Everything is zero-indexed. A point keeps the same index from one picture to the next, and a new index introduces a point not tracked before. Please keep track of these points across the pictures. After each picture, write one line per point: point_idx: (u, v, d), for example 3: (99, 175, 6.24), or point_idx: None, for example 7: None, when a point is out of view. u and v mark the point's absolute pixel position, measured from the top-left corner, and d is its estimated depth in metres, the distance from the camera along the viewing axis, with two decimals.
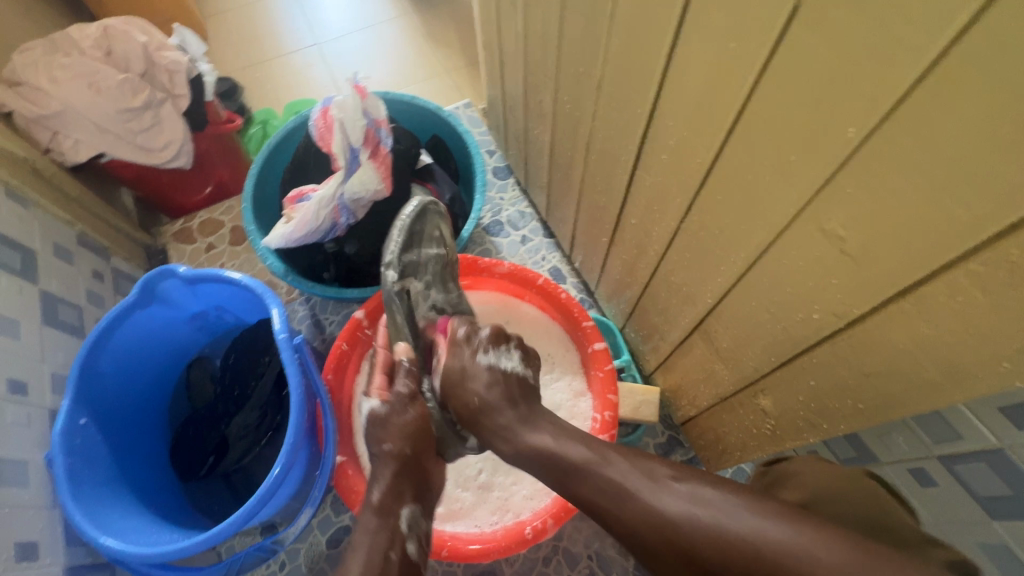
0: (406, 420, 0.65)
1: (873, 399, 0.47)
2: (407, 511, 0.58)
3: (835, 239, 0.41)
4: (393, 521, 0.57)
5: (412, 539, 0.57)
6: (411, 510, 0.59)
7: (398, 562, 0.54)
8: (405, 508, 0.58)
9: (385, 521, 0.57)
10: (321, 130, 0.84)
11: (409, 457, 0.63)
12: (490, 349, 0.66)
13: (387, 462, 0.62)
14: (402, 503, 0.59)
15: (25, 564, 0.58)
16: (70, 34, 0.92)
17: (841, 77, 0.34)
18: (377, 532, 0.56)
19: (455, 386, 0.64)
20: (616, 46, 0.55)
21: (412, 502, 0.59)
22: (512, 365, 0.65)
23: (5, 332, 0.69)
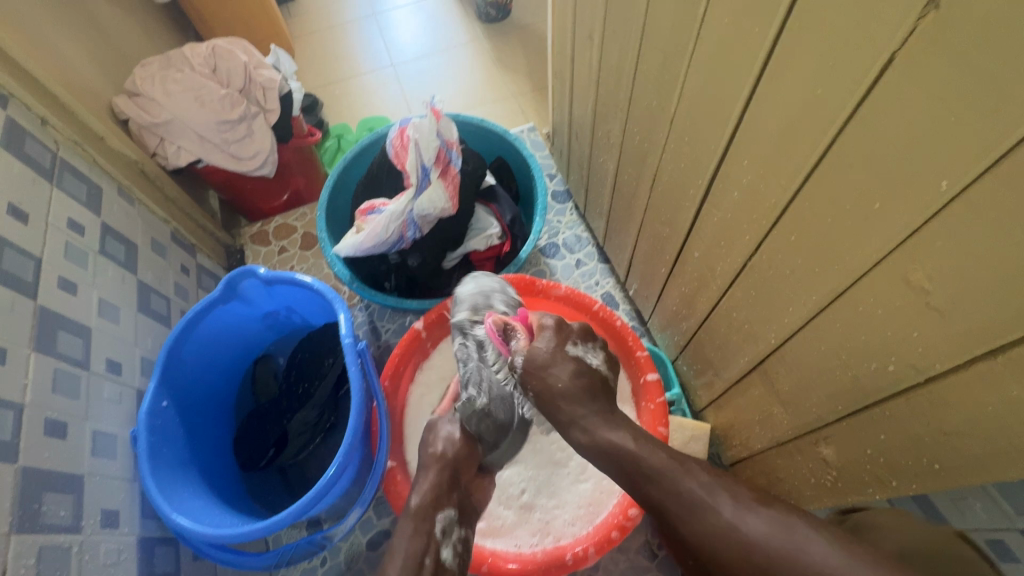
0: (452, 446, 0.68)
1: (952, 461, 0.44)
2: (441, 517, 0.61)
3: (919, 291, 0.40)
4: (427, 528, 0.60)
5: (447, 547, 0.60)
6: (446, 517, 0.62)
7: (432, 567, 0.58)
8: (439, 513, 0.62)
9: (422, 526, 0.60)
10: (398, 148, 0.91)
11: (462, 469, 0.67)
12: (580, 343, 0.68)
13: (431, 466, 0.66)
14: (442, 506, 0.62)
15: (107, 529, 0.63)
16: (183, 53, 1.02)
17: (937, 129, 0.34)
18: (413, 539, 0.59)
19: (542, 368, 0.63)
20: (693, 83, 0.56)
21: (448, 507, 0.63)
22: (596, 361, 0.68)
23: (107, 316, 0.76)
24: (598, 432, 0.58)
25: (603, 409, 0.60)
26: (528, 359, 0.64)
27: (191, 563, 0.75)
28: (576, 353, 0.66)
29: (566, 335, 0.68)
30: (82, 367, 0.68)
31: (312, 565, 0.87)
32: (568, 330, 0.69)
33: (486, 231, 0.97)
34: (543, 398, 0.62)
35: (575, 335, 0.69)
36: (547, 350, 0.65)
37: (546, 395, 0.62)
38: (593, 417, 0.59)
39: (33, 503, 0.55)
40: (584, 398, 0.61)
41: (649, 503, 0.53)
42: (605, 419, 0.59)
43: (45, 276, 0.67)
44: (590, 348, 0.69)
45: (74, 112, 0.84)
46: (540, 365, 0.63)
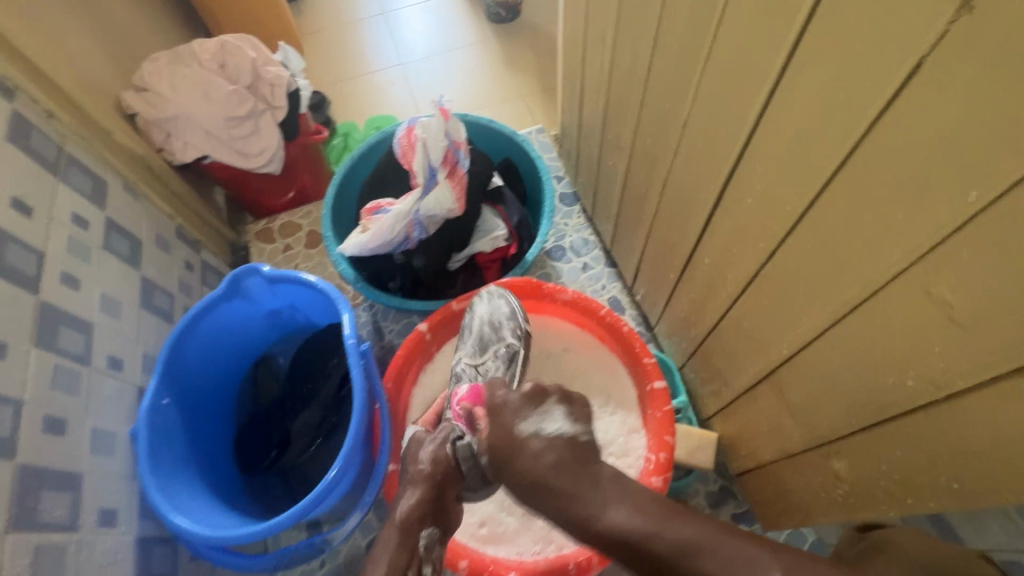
0: (436, 464, 0.63)
1: (972, 481, 0.43)
2: (425, 534, 0.62)
3: (942, 305, 0.39)
4: (412, 542, 0.61)
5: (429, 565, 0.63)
6: (430, 535, 0.63)
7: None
8: (423, 531, 0.62)
9: (404, 542, 0.61)
10: (405, 148, 0.90)
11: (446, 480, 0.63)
12: (530, 414, 0.62)
13: (416, 482, 0.64)
14: (421, 530, 0.62)
15: (104, 529, 0.63)
16: (192, 48, 1.01)
17: (966, 138, 0.32)
18: (397, 552, 0.61)
19: (507, 460, 0.58)
20: (709, 87, 0.55)
21: (432, 525, 0.63)
22: (557, 426, 0.61)
23: (109, 311, 0.75)
24: (599, 517, 0.53)
25: (587, 485, 0.56)
26: (493, 447, 0.60)
27: (189, 563, 0.74)
28: (531, 432, 0.60)
29: (511, 412, 0.62)
30: (83, 363, 0.67)
31: (311, 568, 0.86)
32: (511, 407, 0.62)
33: (493, 233, 0.96)
34: (525, 486, 0.57)
35: (519, 409, 0.62)
36: (501, 436, 0.60)
37: (526, 476, 0.57)
38: (586, 505, 0.54)
39: (30, 500, 0.54)
40: (554, 478, 0.56)
41: (627, 550, 0.51)
42: (596, 498, 0.54)
43: (48, 270, 0.67)
44: (544, 413, 0.62)
45: (80, 105, 0.83)
46: (506, 453, 0.59)
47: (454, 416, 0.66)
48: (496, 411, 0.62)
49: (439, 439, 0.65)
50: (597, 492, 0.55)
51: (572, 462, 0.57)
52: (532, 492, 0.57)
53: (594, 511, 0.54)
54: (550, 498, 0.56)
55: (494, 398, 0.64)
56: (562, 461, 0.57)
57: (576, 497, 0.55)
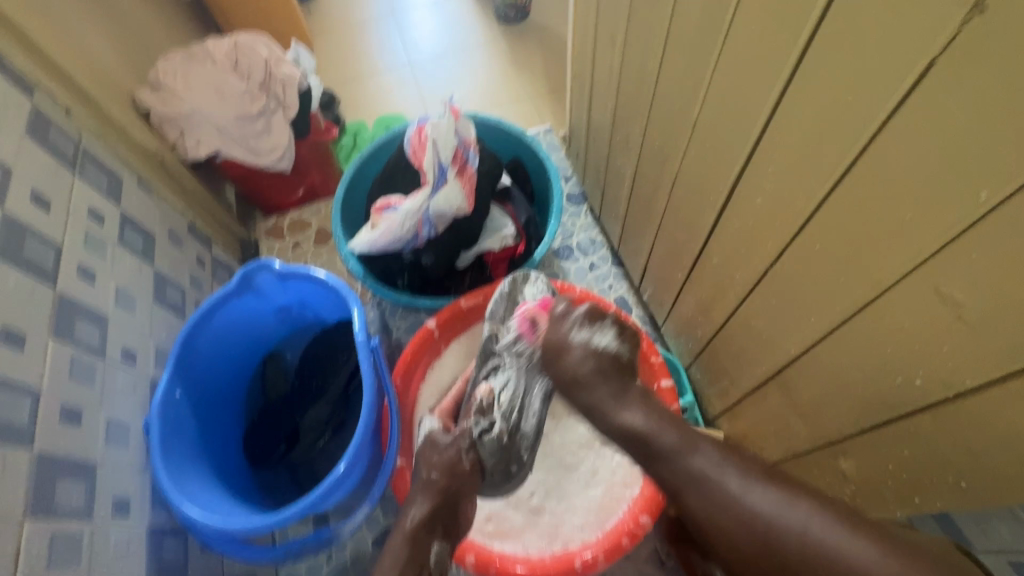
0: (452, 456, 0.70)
1: (981, 480, 0.43)
2: (436, 548, 0.64)
3: (951, 305, 0.39)
4: (423, 556, 0.62)
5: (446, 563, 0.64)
6: (440, 547, 0.64)
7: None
8: (434, 544, 0.64)
9: (416, 553, 0.62)
10: (415, 146, 0.91)
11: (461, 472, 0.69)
12: (585, 325, 0.70)
13: (428, 491, 0.67)
14: (428, 543, 0.63)
15: (118, 518, 0.64)
16: (205, 46, 1.03)
17: (977, 140, 0.33)
18: (408, 565, 0.62)
19: (550, 358, 0.70)
20: (718, 87, 0.55)
21: (442, 539, 0.65)
22: (605, 340, 0.69)
23: (123, 305, 0.76)
24: (612, 416, 0.63)
25: (615, 389, 0.65)
26: (548, 343, 0.71)
27: (199, 554, 0.75)
28: (582, 339, 0.68)
29: (569, 322, 0.71)
30: (98, 355, 0.68)
31: (317, 562, 0.87)
32: (572, 316, 0.71)
33: (501, 231, 0.97)
34: (562, 378, 0.69)
35: (578, 320, 0.70)
36: (557, 333, 0.71)
37: (565, 373, 0.68)
38: (604, 399, 0.64)
39: (48, 489, 0.56)
40: (589, 378, 0.66)
41: (636, 442, 0.61)
42: (615, 397, 0.64)
43: (65, 264, 0.68)
44: (597, 327, 0.69)
45: (96, 102, 0.84)
46: (554, 350, 0.70)
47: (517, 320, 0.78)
48: (558, 317, 0.71)
49: (453, 445, 0.71)
50: (620, 398, 0.64)
51: (610, 370, 0.66)
52: (571, 387, 0.67)
53: (611, 406, 0.64)
54: (582, 392, 0.66)
55: (558, 309, 0.72)
56: (602, 367, 0.66)
57: (600, 403, 0.64)
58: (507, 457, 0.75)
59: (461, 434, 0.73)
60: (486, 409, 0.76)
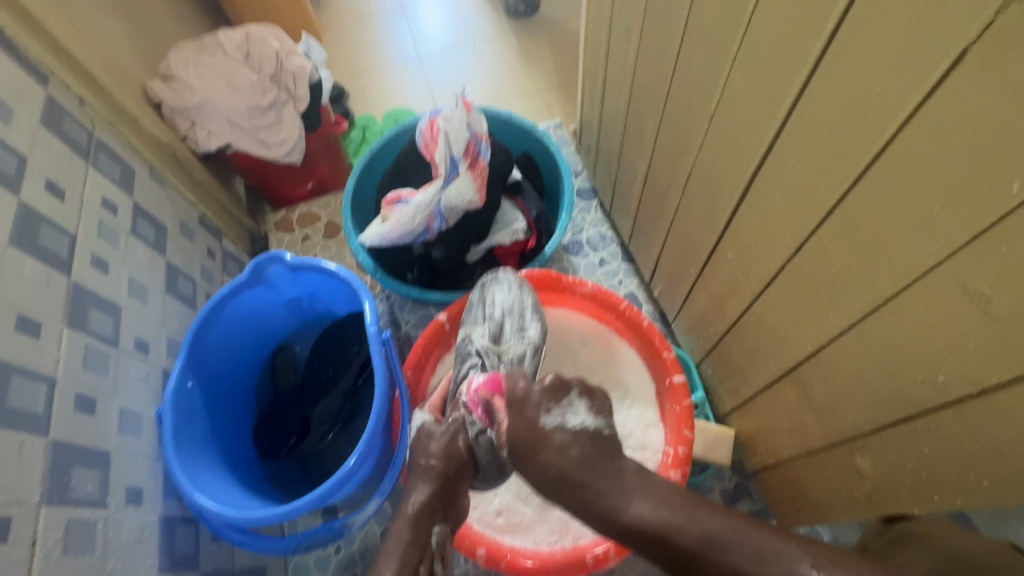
0: (444, 443, 0.67)
1: (1003, 478, 0.43)
2: (436, 529, 0.62)
3: (977, 299, 0.38)
4: (425, 539, 0.60)
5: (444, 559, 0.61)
6: (440, 531, 0.62)
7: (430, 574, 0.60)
8: (434, 527, 0.62)
9: (417, 538, 0.60)
10: (426, 139, 0.90)
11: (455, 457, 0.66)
12: (553, 407, 0.57)
13: (427, 475, 0.64)
14: (429, 527, 0.61)
15: (131, 507, 0.64)
16: (217, 38, 1.03)
17: (1009, 130, 0.32)
18: (409, 549, 0.59)
19: (523, 459, 0.54)
20: (738, 80, 0.54)
21: (442, 520, 0.63)
22: (580, 420, 0.57)
23: (136, 296, 0.77)
24: (620, 514, 0.48)
25: (609, 471, 0.51)
26: (515, 439, 0.55)
27: (210, 545, 0.75)
28: (554, 425, 0.55)
29: (533, 406, 0.57)
30: (111, 345, 0.68)
31: (326, 554, 0.87)
32: (533, 399, 0.57)
33: (512, 226, 0.96)
34: (541, 484, 0.53)
35: (542, 401, 0.57)
36: (523, 425, 0.55)
37: (548, 470, 0.52)
38: (591, 456, 0.52)
39: (62, 477, 0.56)
40: (578, 472, 0.51)
41: (655, 544, 0.47)
42: (619, 490, 0.49)
43: (78, 253, 0.68)
44: (566, 407, 0.57)
45: (109, 92, 0.84)
46: (528, 447, 0.54)
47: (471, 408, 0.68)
48: (517, 403, 0.57)
49: (448, 433, 0.68)
50: (614, 441, 0.55)
51: (593, 457, 0.52)
52: (555, 486, 0.52)
53: (620, 476, 0.51)
54: (572, 492, 0.51)
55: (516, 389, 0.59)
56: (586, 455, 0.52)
57: (600, 493, 0.49)
58: (503, 453, 0.73)
59: (455, 422, 0.69)
60: (480, 402, 0.73)
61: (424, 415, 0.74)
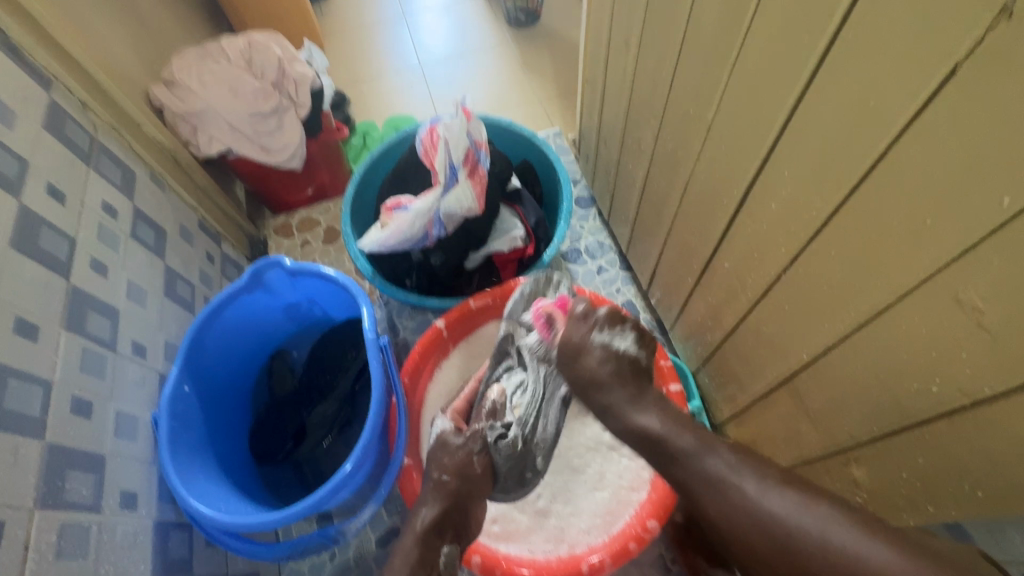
0: (460, 458, 0.69)
1: (997, 489, 0.43)
2: (446, 549, 0.63)
3: (971, 310, 0.39)
4: (433, 558, 0.62)
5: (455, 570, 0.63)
6: (450, 550, 0.63)
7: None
8: (444, 546, 0.63)
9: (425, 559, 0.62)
10: (427, 145, 0.91)
11: (468, 472, 0.68)
12: (605, 329, 0.69)
13: (437, 493, 0.66)
14: (438, 545, 0.63)
15: (125, 511, 0.63)
16: (220, 45, 1.04)
17: (999, 145, 0.33)
18: (415, 567, 0.61)
19: (570, 359, 0.69)
20: (735, 91, 0.55)
21: (452, 540, 0.64)
22: (624, 345, 0.69)
23: (134, 299, 0.77)
24: (633, 419, 0.63)
25: (631, 392, 0.65)
26: (565, 343, 0.70)
27: (204, 550, 0.74)
28: (601, 342, 0.68)
29: (591, 324, 0.69)
30: (109, 348, 0.68)
31: (320, 560, 0.87)
32: (594, 318, 0.70)
33: (511, 232, 0.97)
34: (578, 382, 0.68)
35: (601, 322, 0.69)
36: (578, 336, 0.69)
37: (584, 377, 0.68)
38: (621, 403, 0.65)
39: (56, 480, 0.56)
40: (608, 379, 0.66)
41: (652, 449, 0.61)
42: (632, 402, 0.64)
43: (77, 256, 0.68)
44: (616, 332, 0.69)
45: (111, 96, 0.85)
46: (575, 350, 0.69)
47: (535, 321, 0.76)
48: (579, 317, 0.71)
49: (464, 447, 0.70)
50: (636, 402, 0.64)
51: (632, 368, 0.67)
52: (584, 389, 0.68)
53: (628, 409, 0.64)
54: (597, 395, 0.66)
55: (577, 310, 0.71)
56: (621, 368, 0.67)
57: (614, 403, 0.65)
58: (521, 462, 0.74)
59: (473, 436, 0.71)
60: (498, 412, 0.75)
61: (445, 421, 0.74)
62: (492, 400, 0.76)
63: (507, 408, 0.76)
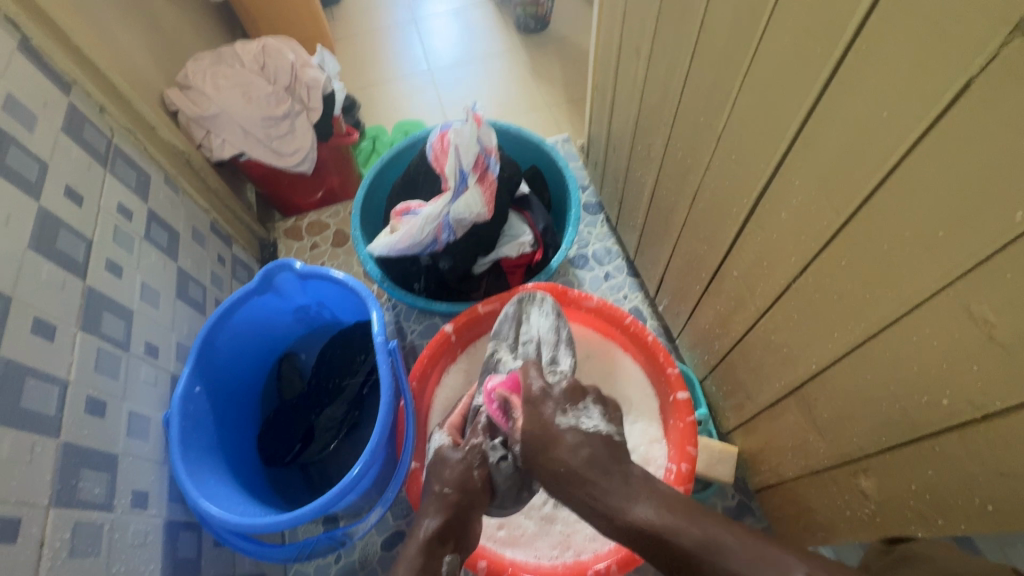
0: (459, 470, 0.68)
1: (1006, 503, 0.43)
2: (448, 559, 0.63)
3: (983, 324, 0.39)
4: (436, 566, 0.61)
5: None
6: (452, 560, 0.63)
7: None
8: (446, 555, 0.63)
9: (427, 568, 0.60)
10: (437, 152, 0.91)
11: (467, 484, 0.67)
12: (568, 410, 0.62)
13: (438, 505, 0.65)
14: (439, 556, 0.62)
15: (136, 510, 0.64)
16: (234, 50, 1.05)
17: (1011, 160, 0.33)
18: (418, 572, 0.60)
19: (537, 452, 0.58)
20: (746, 103, 0.56)
21: (453, 550, 0.64)
22: (592, 424, 0.61)
23: (148, 300, 0.78)
24: (622, 513, 0.51)
25: (616, 480, 0.54)
26: (529, 435, 0.60)
27: (211, 551, 0.75)
28: (568, 425, 0.60)
29: (552, 407, 0.62)
30: (122, 348, 0.69)
31: (326, 562, 0.87)
32: (551, 399, 0.63)
33: (519, 238, 0.97)
34: (553, 479, 0.57)
35: (558, 403, 0.63)
36: (545, 414, 0.62)
37: (557, 467, 0.56)
38: (605, 460, 0.56)
39: (71, 478, 0.56)
40: (588, 471, 0.55)
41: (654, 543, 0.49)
42: (621, 491, 0.52)
43: (93, 257, 0.69)
44: (581, 410, 0.63)
45: (128, 100, 0.86)
46: (541, 444, 0.58)
47: (488, 403, 0.73)
48: (535, 403, 0.63)
49: (464, 461, 0.69)
50: (624, 490, 0.53)
51: (602, 456, 0.56)
52: (561, 482, 0.56)
53: (620, 501, 0.52)
54: (581, 487, 0.54)
55: (534, 391, 0.65)
56: (592, 456, 0.55)
57: (608, 491, 0.53)
58: (521, 482, 0.72)
59: (471, 449, 0.70)
60: (494, 426, 0.72)
61: (443, 436, 0.74)
62: (492, 408, 0.75)
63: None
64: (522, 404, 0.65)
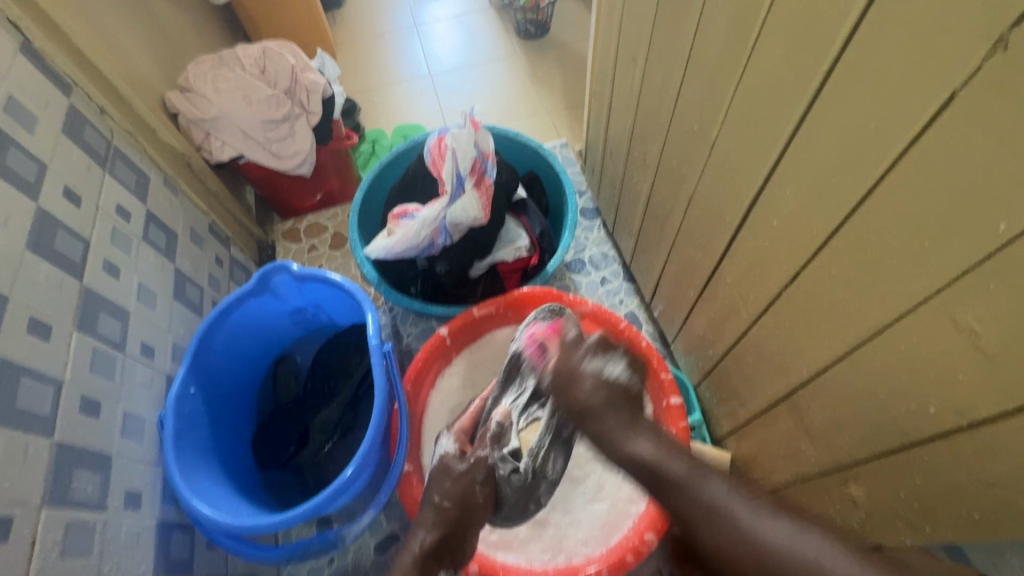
0: (462, 484, 0.70)
1: (992, 511, 0.43)
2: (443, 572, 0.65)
3: (968, 333, 0.39)
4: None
5: None
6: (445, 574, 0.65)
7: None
8: (440, 569, 0.65)
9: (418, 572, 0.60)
10: (434, 156, 0.92)
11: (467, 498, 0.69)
12: (598, 355, 0.67)
13: (434, 518, 0.67)
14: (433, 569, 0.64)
15: (129, 511, 0.64)
16: (235, 54, 1.07)
17: (994, 173, 0.34)
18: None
19: (561, 387, 0.66)
20: (739, 112, 0.56)
21: (446, 564, 0.65)
22: (616, 371, 0.66)
23: (145, 301, 0.78)
24: (624, 446, 0.60)
25: (623, 420, 0.62)
26: (560, 371, 0.68)
27: (205, 552, 0.75)
28: (594, 369, 0.66)
29: (582, 350, 0.68)
30: (118, 349, 0.70)
31: (319, 564, 0.87)
32: (584, 345, 0.68)
33: (516, 243, 0.98)
34: (573, 409, 0.65)
35: (588, 350, 0.68)
36: (572, 362, 0.67)
37: (574, 404, 0.65)
38: (616, 430, 0.61)
39: (65, 479, 0.57)
40: (602, 407, 0.63)
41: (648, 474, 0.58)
42: (628, 427, 0.61)
43: (90, 258, 0.70)
44: (608, 358, 0.67)
45: (129, 103, 0.87)
46: (566, 379, 0.66)
47: (525, 342, 0.79)
48: (568, 348, 0.69)
49: (468, 475, 0.71)
50: (631, 428, 0.61)
51: (620, 392, 0.65)
52: (583, 416, 0.64)
53: (620, 437, 0.61)
54: (589, 424, 0.63)
55: (569, 337, 0.71)
56: (611, 398, 0.64)
57: (616, 429, 0.61)
58: (527, 494, 0.77)
59: (477, 463, 0.72)
60: (504, 436, 0.76)
61: (449, 443, 0.76)
62: (497, 422, 0.76)
63: (513, 431, 0.76)
64: (557, 350, 0.71)
